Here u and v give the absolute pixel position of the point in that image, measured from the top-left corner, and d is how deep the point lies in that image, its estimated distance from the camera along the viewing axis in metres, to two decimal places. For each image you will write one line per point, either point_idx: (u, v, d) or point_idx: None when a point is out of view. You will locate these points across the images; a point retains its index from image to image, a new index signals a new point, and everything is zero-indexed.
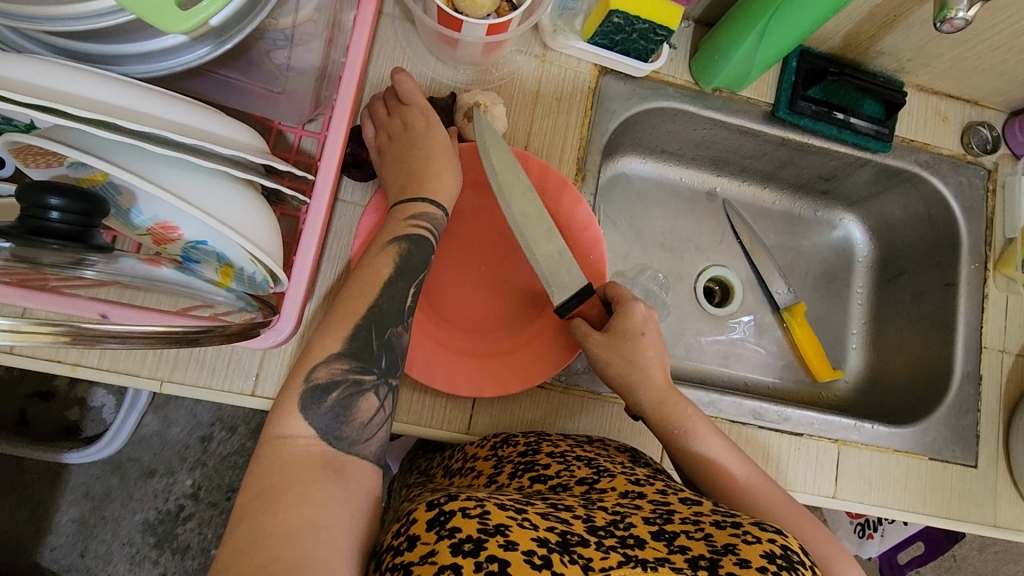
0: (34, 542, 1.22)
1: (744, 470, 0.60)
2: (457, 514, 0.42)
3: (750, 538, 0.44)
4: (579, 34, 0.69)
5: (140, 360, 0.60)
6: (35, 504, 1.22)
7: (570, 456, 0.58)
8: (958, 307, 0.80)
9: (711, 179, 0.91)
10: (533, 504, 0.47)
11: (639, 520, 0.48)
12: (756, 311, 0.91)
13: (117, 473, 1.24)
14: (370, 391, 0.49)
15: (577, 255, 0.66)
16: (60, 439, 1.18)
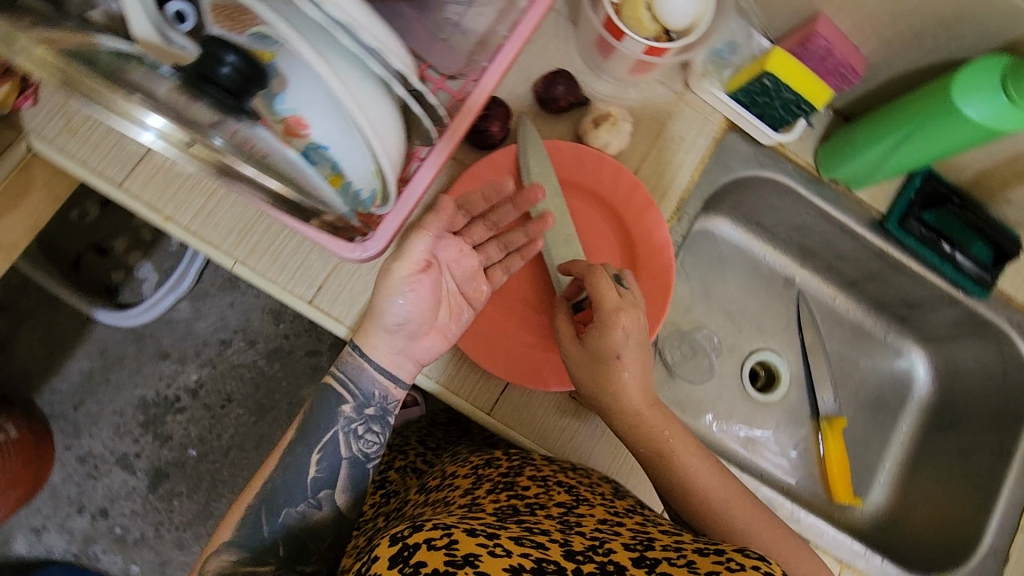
0: (42, 380, 1.27)
1: (719, 493, 0.59)
2: (422, 547, 0.45)
3: (732, 563, 0.44)
4: (724, 85, 0.71)
5: (224, 235, 0.62)
6: (56, 345, 1.28)
7: (552, 480, 0.59)
8: (1006, 479, 0.76)
9: (794, 266, 0.90)
10: (506, 529, 0.50)
11: (618, 546, 0.49)
12: (794, 409, 0.88)
13: (137, 344, 1.29)
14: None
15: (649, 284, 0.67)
16: (99, 294, 1.24)
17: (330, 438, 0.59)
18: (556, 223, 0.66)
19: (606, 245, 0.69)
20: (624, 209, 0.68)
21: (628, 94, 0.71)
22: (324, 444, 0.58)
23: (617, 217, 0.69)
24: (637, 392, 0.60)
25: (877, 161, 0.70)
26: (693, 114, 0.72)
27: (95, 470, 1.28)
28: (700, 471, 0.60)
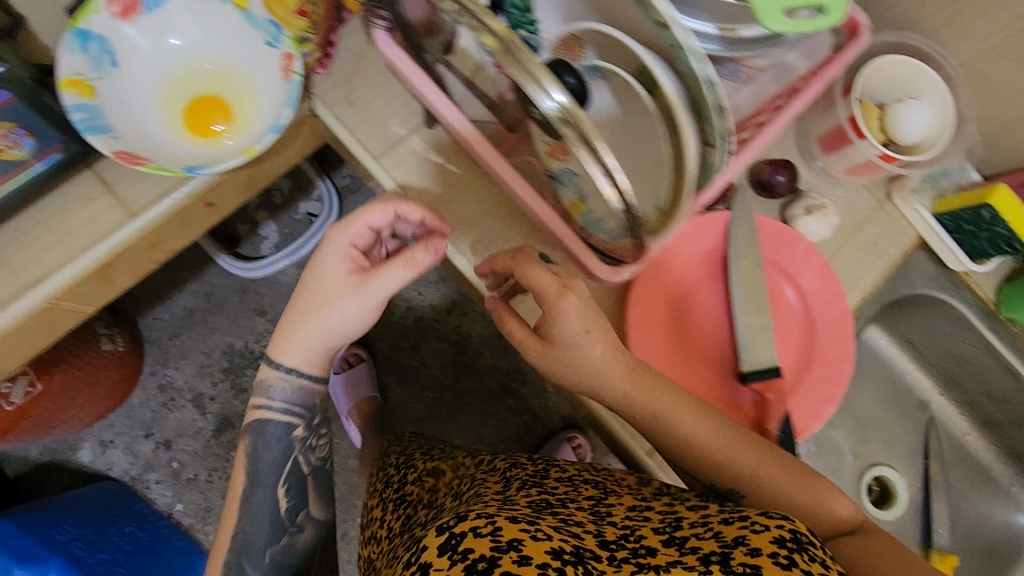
0: (145, 305, 1.31)
1: (705, 437, 0.55)
2: (468, 535, 0.43)
3: (758, 526, 0.43)
4: (930, 206, 0.74)
5: (454, 226, 0.66)
6: (168, 276, 1.33)
7: (579, 481, 0.59)
8: None
9: (931, 391, 0.90)
10: (534, 513, 0.47)
11: (650, 530, 0.48)
12: (902, 533, 0.87)
13: (240, 295, 1.33)
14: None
15: (816, 375, 0.68)
16: (223, 240, 1.29)
17: (290, 465, 0.68)
18: (751, 293, 0.68)
19: (790, 335, 0.70)
20: (817, 305, 0.69)
21: (836, 191, 0.74)
22: (284, 477, 0.67)
23: (808, 310, 0.70)
24: (567, 305, 0.53)
25: None
26: (890, 224, 0.75)
27: (170, 402, 1.31)
28: (600, 377, 0.56)
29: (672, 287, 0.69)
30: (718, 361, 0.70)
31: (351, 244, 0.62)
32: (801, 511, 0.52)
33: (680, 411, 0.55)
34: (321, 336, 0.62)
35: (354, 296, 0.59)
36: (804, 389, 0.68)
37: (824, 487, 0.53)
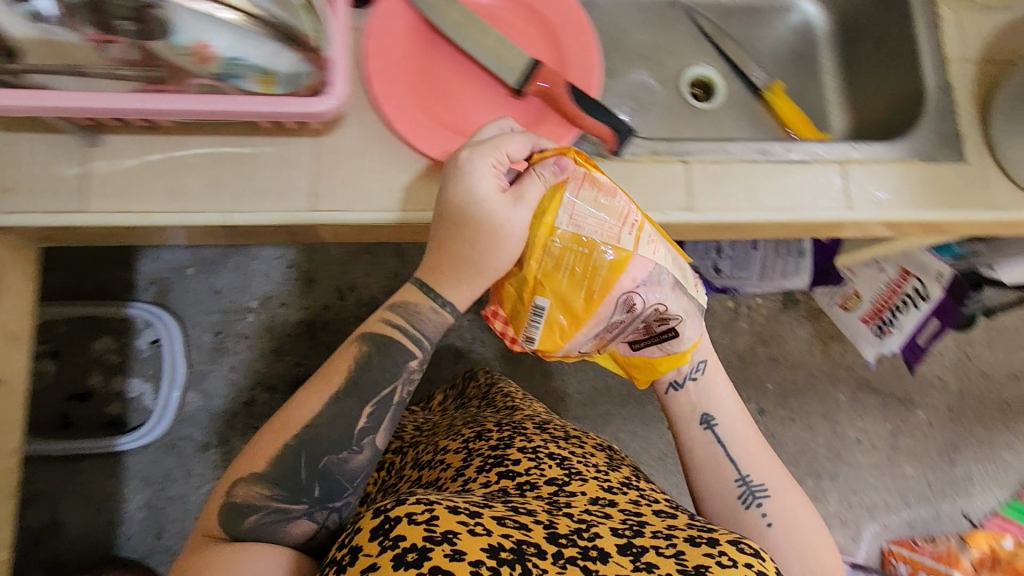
0: (111, 533, 1.45)
1: (756, 462, 0.77)
2: (402, 520, 0.54)
3: (727, 560, 0.56)
4: None
5: (203, 197, 0.64)
6: (101, 499, 1.46)
7: (541, 454, 0.76)
8: (919, 32, 0.87)
9: None
10: (490, 508, 0.60)
11: (606, 532, 0.60)
12: (739, 99, 0.98)
13: (173, 451, 1.49)
14: (297, 517, 0.65)
15: (576, 64, 0.71)
16: (108, 429, 1.47)
17: (381, 397, 0.69)
18: (477, 36, 0.69)
19: (529, 32, 0.72)
20: None
21: None
22: (375, 396, 0.69)
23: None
24: (770, 464, 0.77)
25: None
26: None
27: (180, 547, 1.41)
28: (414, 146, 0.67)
29: (405, 67, 0.68)
30: (497, 95, 0.71)
31: (498, 165, 0.65)
32: (778, 539, 0.72)
33: (828, 551, 0.72)
34: (489, 252, 0.65)
35: (511, 237, 0.65)
36: (569, 56, 0.71)
37: (769, 470, 0.77)
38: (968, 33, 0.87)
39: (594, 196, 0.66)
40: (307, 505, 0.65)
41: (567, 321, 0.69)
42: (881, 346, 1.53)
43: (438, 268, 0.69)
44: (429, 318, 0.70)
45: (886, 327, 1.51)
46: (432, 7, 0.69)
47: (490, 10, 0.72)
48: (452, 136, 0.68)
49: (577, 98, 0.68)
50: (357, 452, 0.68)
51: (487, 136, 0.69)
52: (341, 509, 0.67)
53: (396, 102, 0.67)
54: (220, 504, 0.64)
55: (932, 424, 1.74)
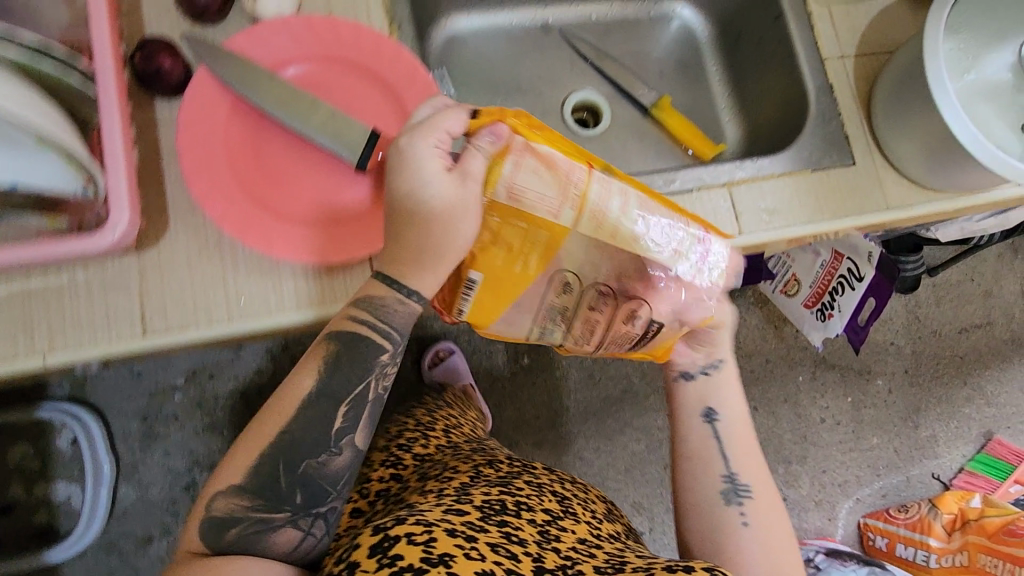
0: None
1: (745, 450, 0.73)
2: (400, 540, 0.56)
3: None
4: None
5: (14, 343, 0.57)
6: None
7: (540, 483, 0.73)
8: (792, 33, 0.83)
9: (538, 13, 0.92)
10: (487, 532, 0.60)
11: (589, 567, 0.61)
12: (627, 120, 0.93)
13: (114, 551, 1.39)
14: (283, 525, 0.57)
15: None
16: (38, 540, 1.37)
17: (367, 396, 0.61)
18: (305, 112, 0.63)
19: (366, 95, 0.66)
20: (352, 49, 0.66)
21: None
22: (351, 394, 0.60)
23: (350, 60, 0.66)
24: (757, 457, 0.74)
25: None
26: None
27: None
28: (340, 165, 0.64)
29: (222, 155, 0.61)
30: (333, 169, 0.64)
31: (439, 145, 0.59)
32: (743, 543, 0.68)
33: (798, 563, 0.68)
34: (449, 231, 0.59)
35: (471, 216, 0.59)
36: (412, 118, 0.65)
37: (764, 477, 0.73)
38: (841, 27, 0.83)
39: (545, 163, 0.59)
40: (290, 513, 0.58)
41: (493, 291, 0.64)
42: (826, 330, 1.47)
43: (391, 257, 0.60)
44: (391, 307, 0.61)
45: (829, 311, 1.44)
46: (246, 84, 0.62)
47: (318, 74, 0.65)
48: (288, 226, 0.61)
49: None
50: (336, 453, 0.59)
51: (329, 219, 0.63)
52: (325, 513, 0.60)
53: (215, 195, 0.60)
54: (198, 515, 0.56)
55: (892, 392, 1.66)
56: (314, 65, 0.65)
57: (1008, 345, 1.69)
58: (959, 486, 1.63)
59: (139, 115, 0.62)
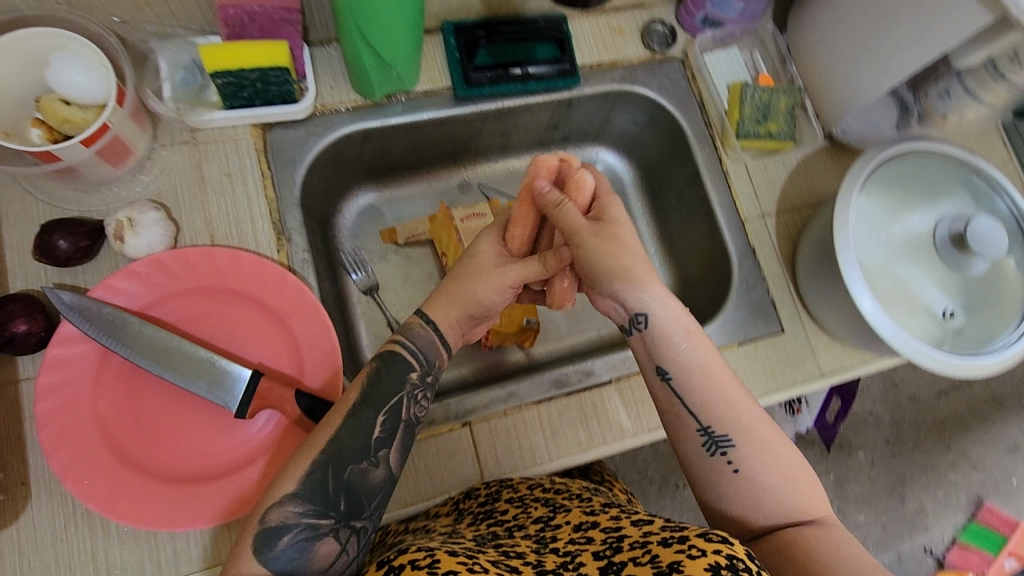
0: None
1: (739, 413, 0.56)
2: (407, 567, 0.45)
3: (693, 553, 0.45)
4: (216, 104, 0.65)
5: None
6: None
7: (527, 498, 0.61)
8: (710, 194, 0.79)
9: (456, 172, 0.87)
10: (483, 552, 0.50)
11: (591, 555, 0.50)
12: None
13: None
14: (327, 534, 0.50)
15: (311, 361, 0.61)
16: None
17: (395, 402, 0.56)
18: (179, 362, 0.58)
19: (252, 326, 0.62)
20: (235, 279, 0.62)
21: (140, 182, 0.64)
22: (388, 405, 0.55)
23: (233, 289, 0.62)
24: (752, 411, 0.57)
25: (377, 60, 0.65)
26: (217, 147, 0.66)
27: None
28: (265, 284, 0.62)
29: (87, 420, 0.56)
30: (219, 417, 0.60)
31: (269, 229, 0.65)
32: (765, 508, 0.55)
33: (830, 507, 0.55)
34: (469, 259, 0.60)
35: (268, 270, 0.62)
36: (302, 349, 0.62)
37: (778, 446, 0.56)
38: (761, 185, 0.79)
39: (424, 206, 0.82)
40: (333, 520, 0.51)
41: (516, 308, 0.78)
42: (794, 426, 1.32)
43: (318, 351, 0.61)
44: (421, 334, 0.58)
45: (795, 405, 1.29)
46: (111, 337, 0.56)
47: (199, 305, 0.61)
48: (165, 487, 0.56)
49: (310, 408, 0.58)
50: (375, 466, 0.54)
51: (214, 471, 0.58)
52: (363, 531, 0.52)
53: (81, 465, 0.54)
54: (251, 531, 0.49)
55: (874, 463, 1.40)
56: (193, 299, 0.61)
57: (987, 403, 1.46)
58: (951, 562, 1.37)
59: None
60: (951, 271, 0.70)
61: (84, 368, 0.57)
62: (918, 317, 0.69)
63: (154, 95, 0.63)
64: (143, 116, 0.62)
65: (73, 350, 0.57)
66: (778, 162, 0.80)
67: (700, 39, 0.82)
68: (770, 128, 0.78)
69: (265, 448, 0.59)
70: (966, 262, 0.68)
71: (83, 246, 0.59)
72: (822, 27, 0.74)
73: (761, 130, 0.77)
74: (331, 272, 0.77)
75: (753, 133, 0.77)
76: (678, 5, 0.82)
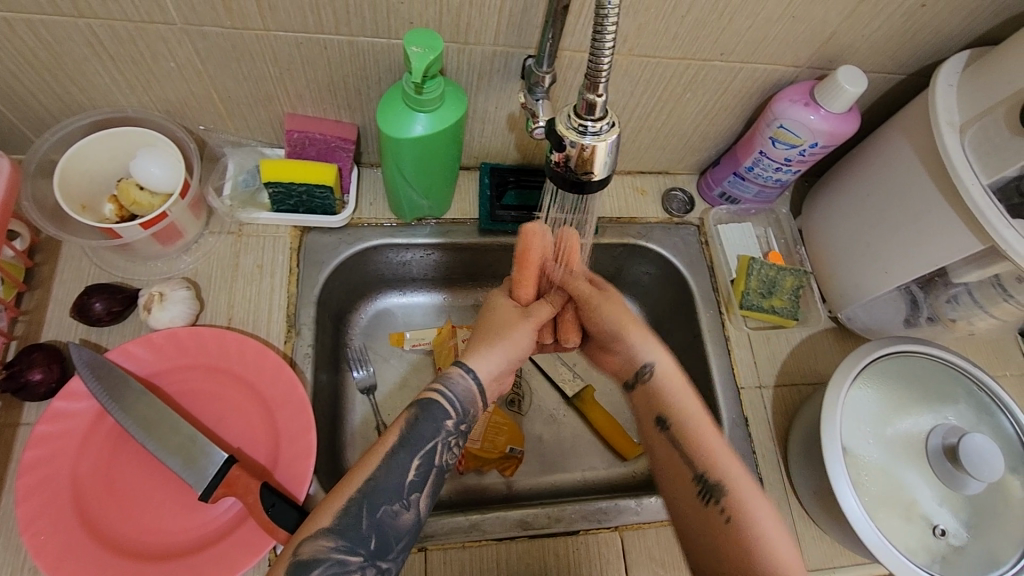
0: None
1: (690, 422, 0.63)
2: None
3: None
4: (265, 205, 0.74)
5: None
6: None
7: None
8: (710, 356, 0.80)
9: (472, 293, 0.91)
10: None
11: None
12: (549, 407, 0.88)
13: None
14: (354, 572, 0.52)
15: (285, 456, 0.63)
16: None
17: (430, 445, 0.58)
18: (162, 434, 0.60)
19: (242, 411, 0.65)
20: (236, 362, 0.66)
21: (182, 261, 0.72)
22: (424, 451, 0.57)
23: (232, 371, 0.66)
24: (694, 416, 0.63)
25: (414, 191, 0.73)
26: (258, 241, 0.74)
27: None
28: (266, 375, 0.66)
29: (65, 474, 0.59)
30: (184, 495, 0.61)
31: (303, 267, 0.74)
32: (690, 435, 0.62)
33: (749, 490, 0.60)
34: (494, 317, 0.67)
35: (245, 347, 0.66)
36: (280, 442, 0.64)
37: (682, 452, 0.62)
38: (762, 356, 0.80)
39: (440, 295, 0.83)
40: (362, 558, 0.53)
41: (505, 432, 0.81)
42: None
43: (287, 440, 0.64)
44: (461, 381, 0.61)
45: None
46: (109, 400, 0.60)
47: (200, 380, 0.66)
48: (111, 557, 0.56)
49: (271, 505, 0.58)
50: (405, 509, 0.55)
51: (163, 551, 0.58)
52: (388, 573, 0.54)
53: (44, 518, 0.56)
54: (286, 559, 0.52)
55: None
56: (194, 374, 0.66)
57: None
58: None
59: (3, 415, 0.62)
60: (947, 486, 0.66)
61: (78, 424, 0.61)
62: (911, 525, 0.65)
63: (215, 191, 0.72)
64: (201, 206, 0.71)
65: (73, 405, 0.61)
66: (781, 337, 0.81)
67: (718, 210, 0.87)
68: (774, 304, 0.80)
69: (217, 536, 0.59)
70: (960, 477, 0.65)
71: (115, 308, 0.65)
72: (831, 220, 0.78)
73: (764, 304, 0.80)
74: (333, 366, 0.80)
75: (757, 305, 0.80)
76: (700, 178, 0.89)
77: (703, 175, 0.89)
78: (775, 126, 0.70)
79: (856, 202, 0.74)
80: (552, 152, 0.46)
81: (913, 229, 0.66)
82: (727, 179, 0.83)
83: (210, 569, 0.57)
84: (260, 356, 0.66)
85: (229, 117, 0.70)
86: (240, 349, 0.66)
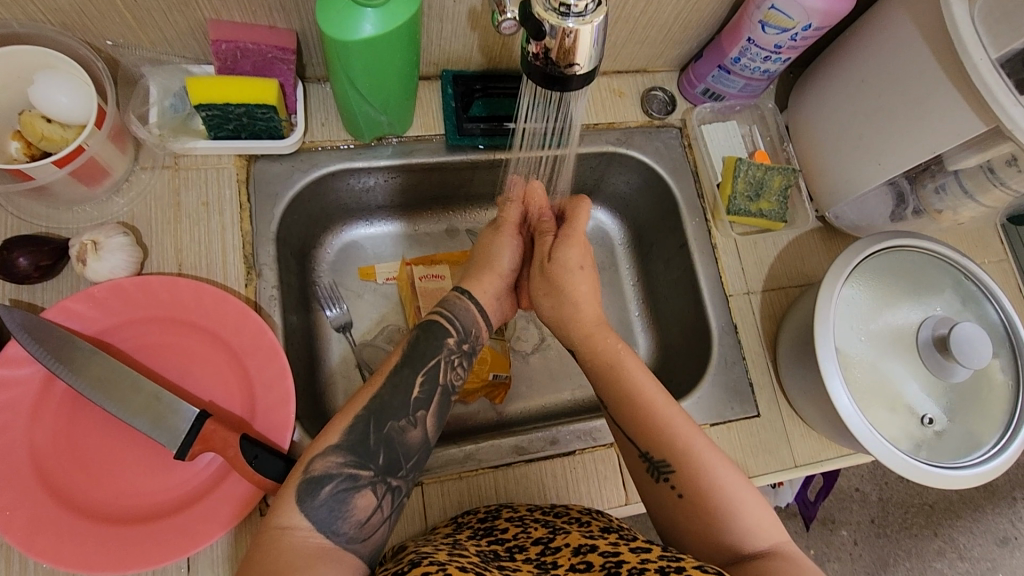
0: None
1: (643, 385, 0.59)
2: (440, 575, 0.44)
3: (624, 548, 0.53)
4: (201, 132, 0.65)
5: None
6: None
7: (528, 518, 0.60)
8: (696, 265, 0.77)
9: (444, 216, 0.85)
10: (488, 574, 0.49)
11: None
12: (533, 330, 0.86)
13: None
14: (366, 487, 0.51)
15: (261, 405, 0.59)
16: None
17: (433, 364, 0.57)
18: (123, 395, 0.55)
19: (209, 363, 0.61)
20: (193, 310, 0.60)
21: (115, 203, 0.64)
22: (428, 366, 0.56)
23: (190, 321, 0.60)
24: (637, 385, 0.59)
25: (369, 106, 0.65)
26: (199, 174, 0.66)
27: None
28: (229, 321, 0.60)
29: (20, 446, 0.54)
30: (160, 455, 0.58)
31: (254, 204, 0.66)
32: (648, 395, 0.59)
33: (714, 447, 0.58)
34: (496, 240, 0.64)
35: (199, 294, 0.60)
36: (255, 391, 0.59)
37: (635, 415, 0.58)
38: (748, 261, 0.78)
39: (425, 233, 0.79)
40: (372, 473, 0.51)
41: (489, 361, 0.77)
42: (773, 499, 1.23)
43: (262, 388, 0.59)
44: (460, 304, 0.61)
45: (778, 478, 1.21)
46: (56, 364, 0.54)
47: (156, 334, 0.60)
48: (89, 525, 0.53)
49: (254, 456, 0.54)
50: (412, 426, 0.54)
51: (145, 512, 0.55)
52: (398, 490, 0.53)
53: (6, 494, 0.52)
54: (295, 479, 0.49)
55: (857, 544, 1.34)
56: (149, 327, 0.60)
57: (979, 492, 1.38)
58: None
59: None
60: (934, 374, 0.68)
61: (26, 392, 0.55)
62: (899, 416, 0.66)
63: (140, 120, 0.63)
64: (126, 138, 0.62)
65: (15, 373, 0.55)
66: (768, 240, 0.79)
67: (700, 108, 0.82)
68: (761, 207, 0.77)
69: (200, 493, 0.56)
70: (946, 364, 0.66)
71: (44, 261, 0.58)
72: (820, 112, 0.74)
73: (752, 207, 0.77)
74: (302, 306, 0.75)
75: (744, 209, 0.76)
76: (681, 75, 0.82)
77: (683, 71, 0.82)
78: (766, 7, 0.63)
79: (849, 91, 0.69)
80: (529, 43, 0.40)
81: (912, 114, 0.62)
82: (711, 73, 0.76)
83: (197, 526, 0.54)
84: (219, 302, 0.60)
85: (141, 28, 0.59)
86: (195, 297, 0.60)
